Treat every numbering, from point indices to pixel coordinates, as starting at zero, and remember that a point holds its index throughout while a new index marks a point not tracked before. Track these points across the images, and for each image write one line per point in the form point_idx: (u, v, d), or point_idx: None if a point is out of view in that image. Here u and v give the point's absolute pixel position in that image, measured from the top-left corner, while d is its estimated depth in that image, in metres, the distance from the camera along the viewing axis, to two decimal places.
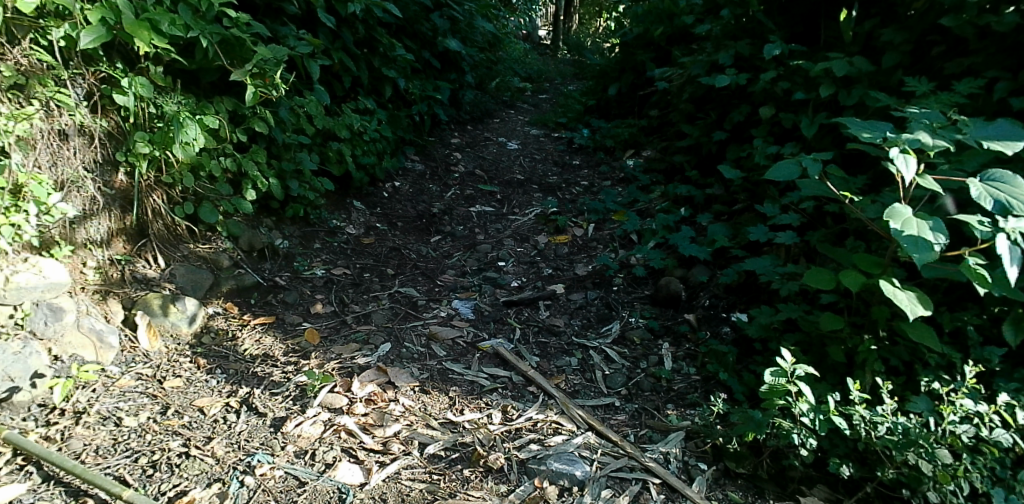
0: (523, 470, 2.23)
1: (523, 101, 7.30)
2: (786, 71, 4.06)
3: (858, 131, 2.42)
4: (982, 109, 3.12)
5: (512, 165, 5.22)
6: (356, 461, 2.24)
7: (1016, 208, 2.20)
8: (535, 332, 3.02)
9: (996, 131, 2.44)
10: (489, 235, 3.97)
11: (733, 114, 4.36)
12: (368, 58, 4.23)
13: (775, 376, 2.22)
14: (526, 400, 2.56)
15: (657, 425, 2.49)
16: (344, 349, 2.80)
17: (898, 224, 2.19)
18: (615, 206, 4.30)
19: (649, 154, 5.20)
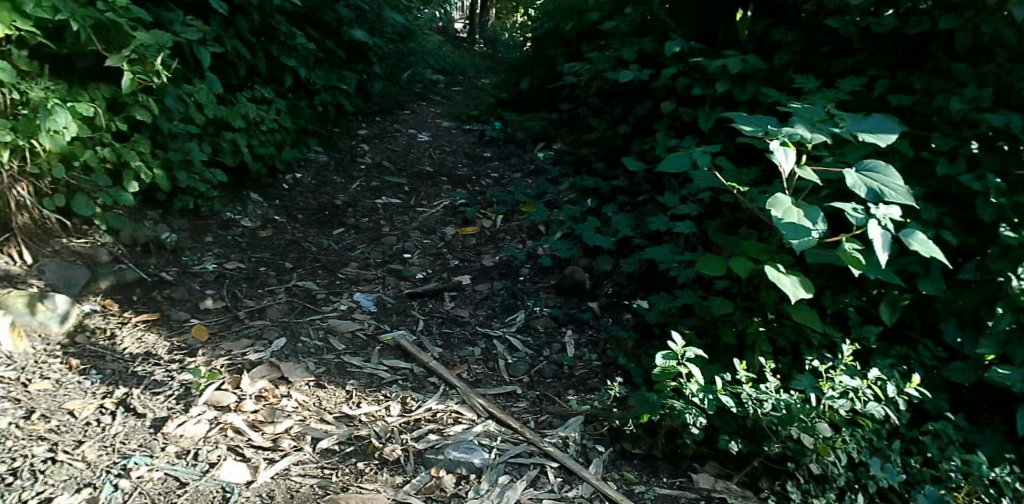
0: (420, 461, 2.22)
1: (436, 93, 7.25)
2: (686, 67, 4.19)
3: (743, 125, 2.51)
4: (864, 106, 3.28)
5: (421, 157, 5.17)
6: (243, 459, 2.17)
7: (888, 195, 2.34)
8: (439, 323, 3.02)
9: (869, 125, 2.58)
10: (395, 226, 3.93)
11: (637, 109, 4.48)
12: (265, 46, 4.14)
13: (666, 359, 2.29)
14: (427, 391, 2.56)
15: (557, 411, 2.53)
16: (234, 345, 2.71)
17: (779, 212, 2.31)
18: (523, 197, 4.33)
19: (559, 147, 5.27)
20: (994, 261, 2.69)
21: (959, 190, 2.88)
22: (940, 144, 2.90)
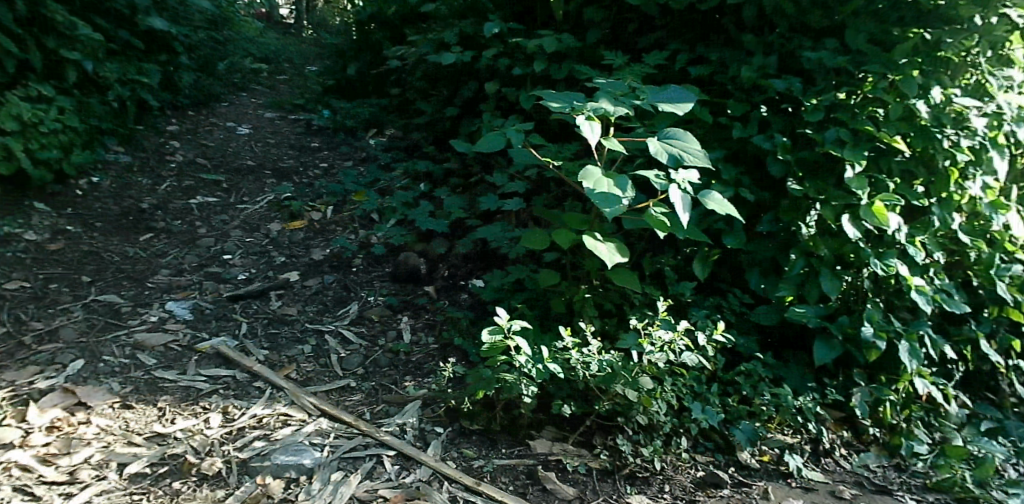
0: (243, 471, 2.12)
1: (260, 82, 6.85)
2: (506, 48, 4.24)
3: (551, 102, 2.60)
4: (670, 78, 3.57)
5: (240, 150, 4.89)
6: (33, 499, 1.96)
7: (687, 159, 2.51)
8: (264, 325, 2.90)
9: (668, 95, 2.75)
10: (213, 226, 3.70)
11: (463, 91, 4.49)
12: (38, 37, 3.82)
13: (492, 334, 2.33)
14: (251, 397, 2.45)
15: (393, 399, 2.52)
16: (20, 374, 2.45)
17: (590, 183, 2.42)
18: (353, 186, 4.21)
19: (391, 133, 5.18)
20: (786, 213, 2.98)
21: (754, 150, 3.16)
22: (735, 110, 3.17)
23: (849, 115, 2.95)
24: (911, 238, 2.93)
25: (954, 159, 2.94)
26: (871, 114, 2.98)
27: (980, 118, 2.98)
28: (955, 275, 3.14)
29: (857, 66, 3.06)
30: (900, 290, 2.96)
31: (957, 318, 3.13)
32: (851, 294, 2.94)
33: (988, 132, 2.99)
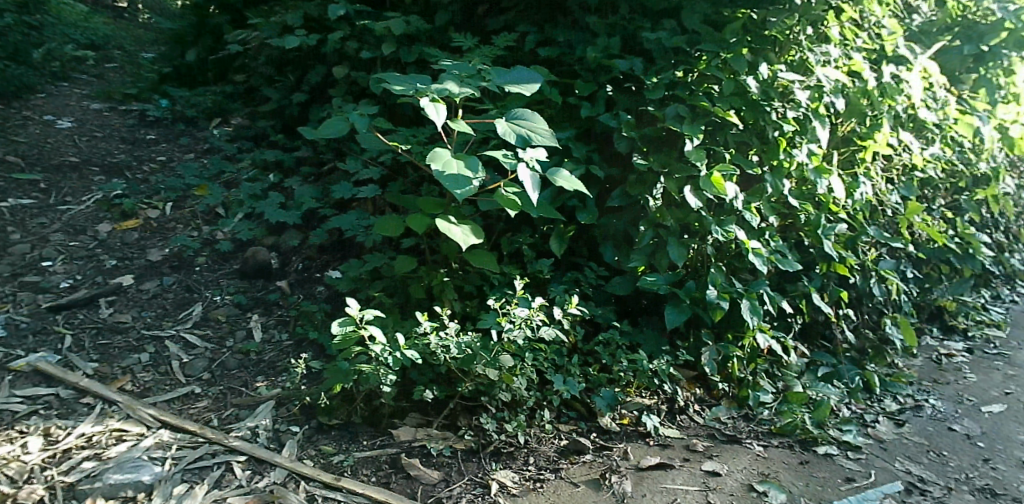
0: (70, 495, 1.94)
1: (85, 70, 6.20)
2: (354, 31, 4.11)
3: (395, 85, 2.55)
4: (520, 59, 3.60)
5: (61, 146, 4.44)
6: None
7: (535, 139, 2.54)
8: (93, 335, 2.69)
9: (515, 76, 2.77)
10: (28, 231, 3.34)
11: (311, 76, 4.31)
12: None
13: (343, 325, 2.27)
14: (78, 415, 2.25)
15: (243, 402, 2.42)
16: None
17: (439, 165, 2.40)
18: (194, 179, 3.93)
19: (236, 122, 4.90)
20: (634, 187, 3.12)
21: (601, 129, 3.26)
22: (582, 89, 3.23)
23: (686, 92, 3.11)
24: (747, 204, 3.06)
25: (782, 129, 3.15)
26: (706, 90, 3.13)
27: (803, 91, 3.20)
28: (788, 236, 3.35)
29: (693, 45, 3.25)
30: (741, 254, 3.15)
31: (790, 276, 3.34)
32: (696, 261, 3.11)
33: (809, 102, 3.21)
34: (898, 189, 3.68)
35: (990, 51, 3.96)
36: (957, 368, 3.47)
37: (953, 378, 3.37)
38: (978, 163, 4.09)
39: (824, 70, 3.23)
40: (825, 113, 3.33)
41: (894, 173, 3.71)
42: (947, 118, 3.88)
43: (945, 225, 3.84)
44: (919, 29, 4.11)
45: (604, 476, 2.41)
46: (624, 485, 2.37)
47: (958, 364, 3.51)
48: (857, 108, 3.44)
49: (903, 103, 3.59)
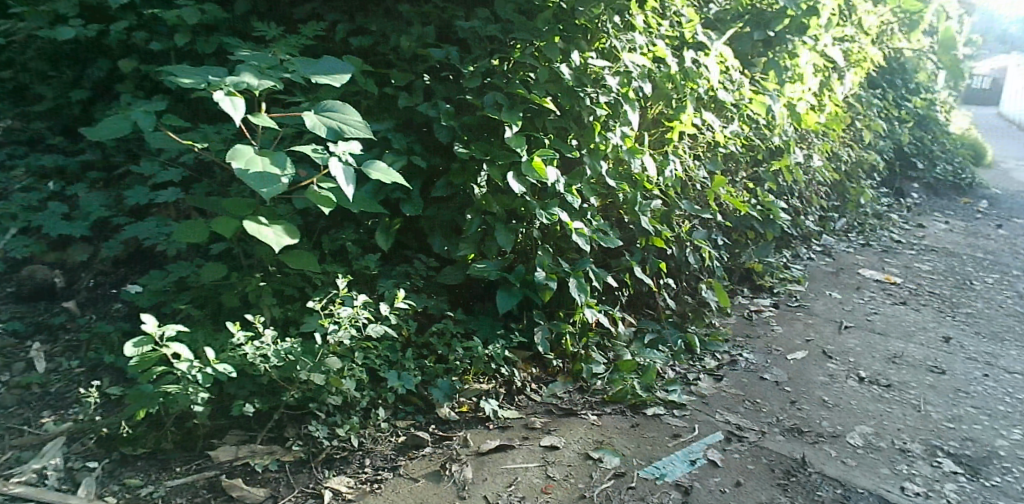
0: None
1: None
2: (143, 21, 3.73)
3: (182, 79, 2.35)
4: (332, 49, 3.46)
5: None
6: None
7: (348, 132, 2.45)
8: None
9: (322, 66, 2.63)
10: None
11: (93, 71, 3.86)
12: None
13: (139, 346, 2.06)
14: None
15: (26, 442, 2.14)
16: None
17: (241, 163, 2.24)
18: None
19: None
20: (458, 176, 3.08)
21: (421, 119, 3.20)
22: (399, 81, 3.17)
23: (503, 80, 3.15)
24: (568, 186, 3.15)
25: (596, 113, 3.25)
26: (523, 78, 3.19)
27: (612, 77, 3.31)
28: (609, 214, 3.50)
29: (508, 34, 3.26)
30: (565, 235, 3.24)
31: (614, 252, 3.49)
32: (524, 247, 3.17)
33: (620, 88, 3.33)
34: (704, 164, 3.98)
35: (776, 35, 4.36)
36: (766, 323, 3.64)
37: (761, 332, 3.54)
38: (772, 137, 4.41)
39: (630, 56, 3.36)
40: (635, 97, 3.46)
41: (701, 150, 4.00)
42: (743, 98, 4.17)
43: (746, 195, 4.16)
44: (716, 18, 4.34)
45: (444, 466, 2.39)
46: (464, 473, 2.37)
47: (766, 319, 3.69)
48: (663, 92, 3.63)
49: (704, 85, 3.82)
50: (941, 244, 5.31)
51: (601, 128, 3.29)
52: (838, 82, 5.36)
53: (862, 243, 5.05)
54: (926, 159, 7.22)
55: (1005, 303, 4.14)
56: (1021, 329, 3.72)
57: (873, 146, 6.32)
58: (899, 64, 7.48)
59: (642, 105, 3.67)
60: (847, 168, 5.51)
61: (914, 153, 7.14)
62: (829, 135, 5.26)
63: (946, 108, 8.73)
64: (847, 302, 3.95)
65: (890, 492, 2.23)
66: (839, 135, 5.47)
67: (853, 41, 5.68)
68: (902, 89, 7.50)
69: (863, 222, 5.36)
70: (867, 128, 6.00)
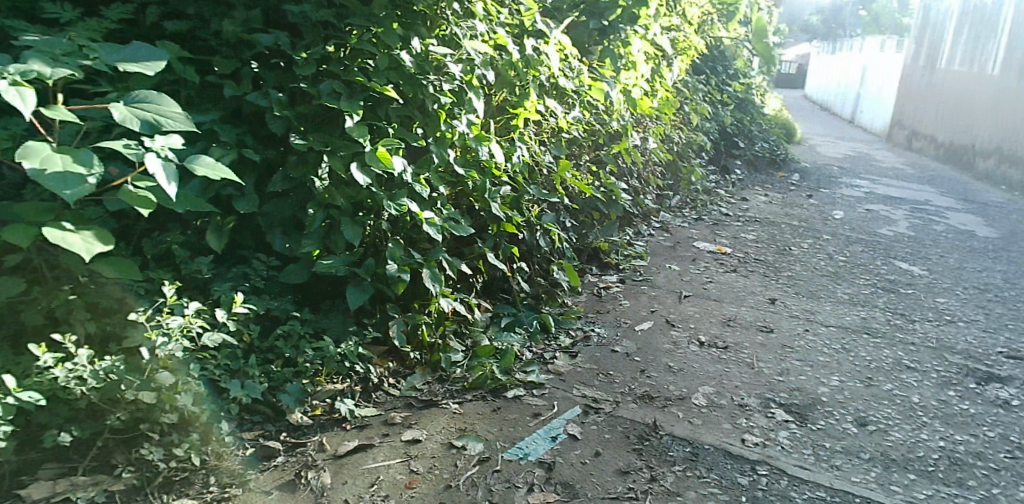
0: None
1: None
2: None
3: None
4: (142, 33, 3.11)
5: None
6: None
7: (165, 124, 2.21)
8: None
9: (131, 53, 2.35)
10: None
11: None
12: None
13: None
14: None
15: None
16: None
17: (32, 163, 1.94)
18: None
19: None
20: (296, 169, 2.88)
21: (251, 109, 2.97)
22: (223, 69, 2.91)
23: (339, 67, 2.97)
24: (415, 175, 3.02)
25: (440, 101, 3.16)
26: (361, 66, 3.04)
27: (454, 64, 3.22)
28: (460, 202, 3.43)
29: (343, 20, 3.07)
30: (416, 225, 3.13)
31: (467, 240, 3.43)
32: (373, 240, 3.02)
33: (462, 76, 3.23)
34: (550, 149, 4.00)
35: (609, 25, 4.39)
36: (614, 298, 3.74)
37: (610, 306, 3.63)
38: (611, 122, 4.49)
39: (472, 44, 3.29)
40: (478, 85, 3.40)
41: (546, 135, 4.01)
42: (583, 85, 4.21)
43: (590, 177, 4.24)
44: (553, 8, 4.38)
45: (299, 475, 2.28)
46: (322, 479, 2.26)
47: (614, 294, 3.79)
48: (506, 80, 3.58)
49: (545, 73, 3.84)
50: (763, 215, 5.77)
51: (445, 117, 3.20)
52: (667, 69, 5.57)
53: (695, 218, 5.37)
54: (746, 139, 7.81)
55: (818, 264, 4.57)
56: (832, 287, 4.11)
57: (701, 127, 6.72)
58: (719, 52, 8.01)
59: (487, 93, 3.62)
60: (678, 149, 5.81)
61: (736, 133, 7.69)
62: (661, 119, 5.51)
63: (760, 92, 9.52)
64: (685, 273, 4.16)
65: (732, 445, 2.38)
66: (671, 118, 5.75)
67: (679, 31, 5.95)
68: (723, 74, 8.05)
69: (695, 199, 5.74)
70: (694, 111, 6.35)
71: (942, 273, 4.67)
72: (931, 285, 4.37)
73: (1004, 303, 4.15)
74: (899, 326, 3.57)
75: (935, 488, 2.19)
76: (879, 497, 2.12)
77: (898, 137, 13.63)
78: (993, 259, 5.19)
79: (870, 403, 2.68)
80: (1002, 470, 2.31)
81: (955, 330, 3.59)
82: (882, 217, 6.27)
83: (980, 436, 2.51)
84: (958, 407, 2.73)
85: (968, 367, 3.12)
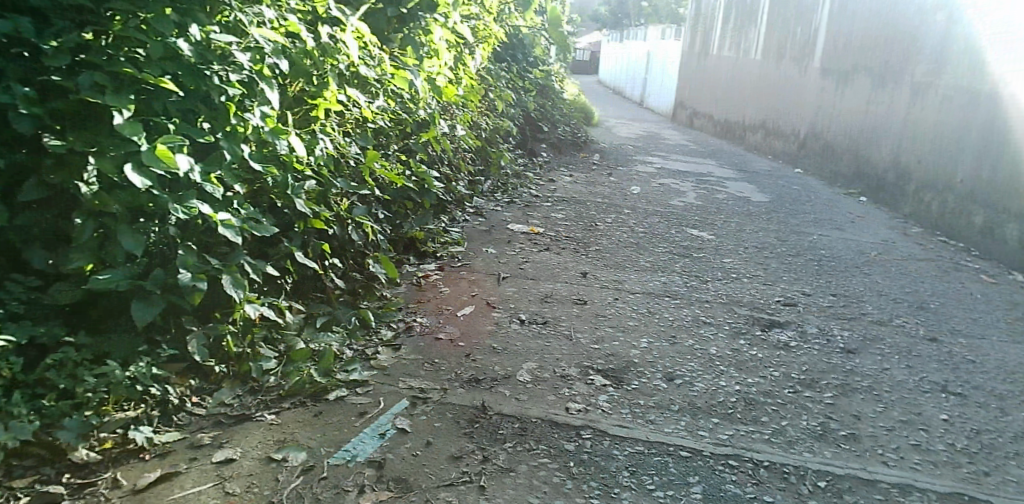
0: None
1: None
2: None
3: None
4: None
5: None
6: None
7: None
8: None
9: None
10: None
11: None
12: None
13: None
14: None
15: None
16: None
17: None
18: None
19: None
20: (55, 175, 2.17)
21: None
22: None
23: (102, 58, 2.18)
24: (206, 174, 2.31)
25: (228, 93, 2.36)
26: (129, 57, 2.24)
27: (243, 52, 2.40)
28: (258, 201, 2.67)
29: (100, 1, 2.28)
30: (211, 227, 2.49)
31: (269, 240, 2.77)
32: (159, 249, 2.35)
33: (254, 66, 2.43)
34: (355, 142, 3.27)
35: (410, 14, 3.71)
36: (433, 286, 3.44)
37: (431, 295, 3.32)
38: (419, 112, 3.98)
39: (261, 29, 2.45)
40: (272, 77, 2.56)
41: (349, 127, 3.27)
42: (385, 74, 3.38)
43: (401, 166, 3.76)
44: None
45: None
46: None
47: (434, 282, 3.49)
48: (302, 71, 2.73)
49: (343, 60, 3.00)
50: (569, 195, 6.00)
51: (236, 109, 2.44)
52: (470, 57, 5.52)
53: (506, 202, 5.46)
54: (549, 123, 8.08)
55: (622, 237, 4.83)
56: (635, 257, 4.36)
57: (506, 113, 6.83)
58: (519, 40, 8.17)
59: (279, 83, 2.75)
60: (486, 134, 5.82)
61: (539, 117, 7.94)
62: (468, 105, 5.37)
63: (559, 78, 9.95)
64: (502, 256, 4.08)
65: (557, 415, 2.36)
66: (477, 104, 5.74)
67: (479, 18, 5.94)
68: (523, 62, 8.24)
69: (505, 183, 5.82)
70: (499, 97, 6.42)
71: (727, 237, 5.13)
72: (718, 248, 4.78)
73: (779, 259, 4.65)
74: (695, 287, 3.86)
75: (735, 427, 2.38)
76: (689, 443, 2.27)
77: (681, 117, 14.87)
78: (766, 220, 5.80)
79: (675, 359, 2.86)
80: (788, 404, 2.57)
81: (740, 286, 3.95)
82: (674, 190, 6.78)
83: (768, 376, 2.78)
84: (749, 353, 3.00)
85: (754, 317, 3.45)
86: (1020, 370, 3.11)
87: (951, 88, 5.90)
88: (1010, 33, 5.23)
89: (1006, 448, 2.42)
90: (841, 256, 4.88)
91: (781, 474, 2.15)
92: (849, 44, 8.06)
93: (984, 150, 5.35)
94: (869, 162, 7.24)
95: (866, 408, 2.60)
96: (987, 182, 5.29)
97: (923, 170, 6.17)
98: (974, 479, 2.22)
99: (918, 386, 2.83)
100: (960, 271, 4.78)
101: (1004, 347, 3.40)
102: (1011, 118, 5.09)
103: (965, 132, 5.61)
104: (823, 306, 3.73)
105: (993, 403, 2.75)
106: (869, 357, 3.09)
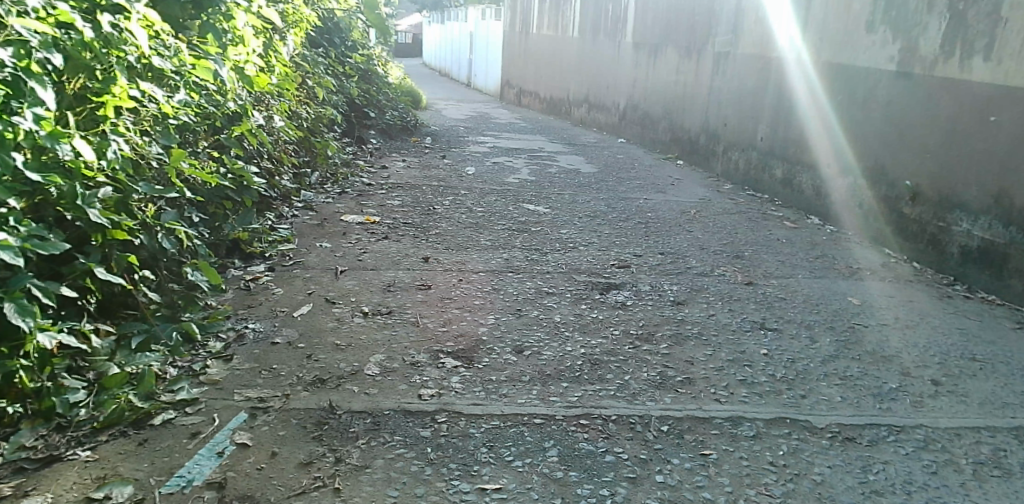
0: None
1: None
2: None
3: None
4: None
5: None
6: None
7: None
8: None
9: None
10: None
11: None
12: None
13: None
14: None
15: None
16: None
17: None
18: None
19: None
20: None
21: None
22: None
23: None
24: None
25: None
26: None
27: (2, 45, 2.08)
28: (42, 215, 2.32)
29: None
30: None
31: (61, 258, 2.38)
32: None
33: (19, 61, 2.10)
34: (157, 141, 2.94)
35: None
36: (265, 288, 3.24)
37: (263, 298, 3.12)
38: (228, 104, 3.70)
39: (22, 19, 2.12)
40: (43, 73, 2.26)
41: (148, 125, 2.92)
42: (184, 64, 3.14)
43: (214, 164, 3.48)
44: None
45: None
46: None
47: (265, 284, 3.29)
48: (80, 64, 2.42)
49: (132, 51, 2.73)
50: (403, 181, 5.91)
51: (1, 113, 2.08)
52: (281, 43, 5.21)
53: (338, 193, 5.27)
54: (376, 109, 7.89)
55: (461, 218, 4.83)
56: (475, 237, 4.38)
57: (328, 101, 6.56)
58: (334, 24, 7.86)
59: (52, 81, 2.42)
60: (309, 124, 5.56)
61: (365, 103, 7.73)
62: (285, 94, 5.11)
63: (381, 62, 9.75)
64: (338, 249, 3.93)
65: (410, 403, 2.32)
66: (295, 93, 5.45)
67: (289, 2, 5.62)
68: (342, 46, 7.96)
69: (335, 173, 5.61)
70: (318, 85, 6.16)
71: (561, 209, 5.29)
72: (554, 220, 4.92)
73: (610, 224, 4.87)
74: (535, 260, 3.95)
75: (584, 389, 2.46)
76: (542, 410, 2.31)
77: (508, 95, 15.12)
78: (596, 190, 6.05)
79: (522, 332, 2.90)
80: (629, 359, 2.70)
81: (578, 254, 4.09)
82: (507, 168, 6.88)
83: (609, 336, 2.90)
84: (590, 316, 3.12)
85: (592, 282, 3.59)
86: (822, 302, 3.48)
87: (745, 56, 6.43)
88: (789, 4, 5.77)
89: (816, 372, 2.69)
90: (665, 216, 5.20)
91: (628, 426, 2.25)
92: (657, 18, 8.54)
93: (777, 110, 5.90)
94: (682, 128, 7.75)
95: (698, 353, 2.79)
96: (783, 139, 5.82)
97: (729, 131, 6.70)
98: (793, 402, 2.45)
99: (740, 327, 3.08)
100: (767, 220, 5.25)
101: (809, 283, 3.78)
102: (796, 80, 5.63)
103: (761, 95, 6.14)
104: (653, 264, 3.95)
105: (803, 333, 3.05)
106: (697, 306, 3.31)
